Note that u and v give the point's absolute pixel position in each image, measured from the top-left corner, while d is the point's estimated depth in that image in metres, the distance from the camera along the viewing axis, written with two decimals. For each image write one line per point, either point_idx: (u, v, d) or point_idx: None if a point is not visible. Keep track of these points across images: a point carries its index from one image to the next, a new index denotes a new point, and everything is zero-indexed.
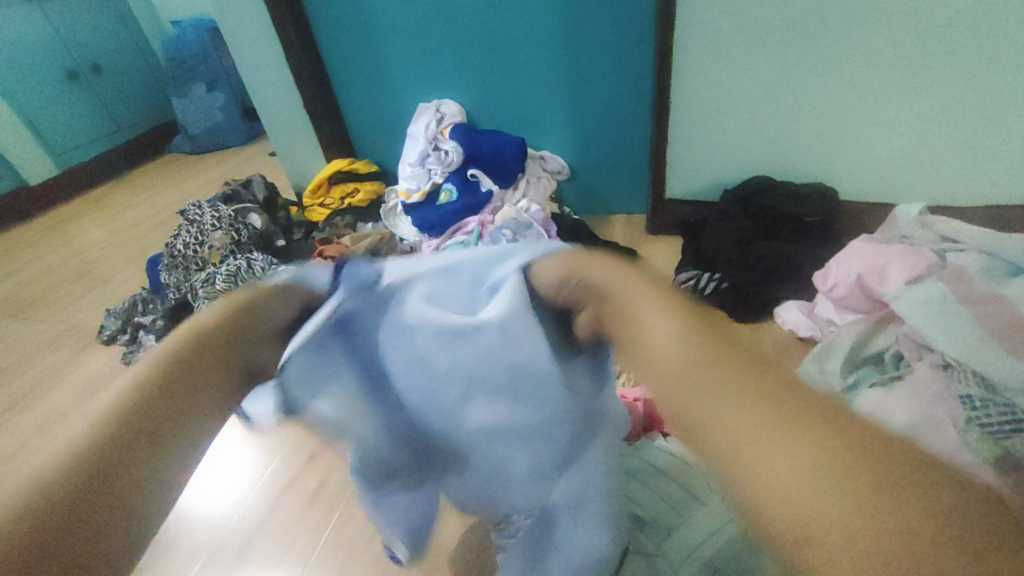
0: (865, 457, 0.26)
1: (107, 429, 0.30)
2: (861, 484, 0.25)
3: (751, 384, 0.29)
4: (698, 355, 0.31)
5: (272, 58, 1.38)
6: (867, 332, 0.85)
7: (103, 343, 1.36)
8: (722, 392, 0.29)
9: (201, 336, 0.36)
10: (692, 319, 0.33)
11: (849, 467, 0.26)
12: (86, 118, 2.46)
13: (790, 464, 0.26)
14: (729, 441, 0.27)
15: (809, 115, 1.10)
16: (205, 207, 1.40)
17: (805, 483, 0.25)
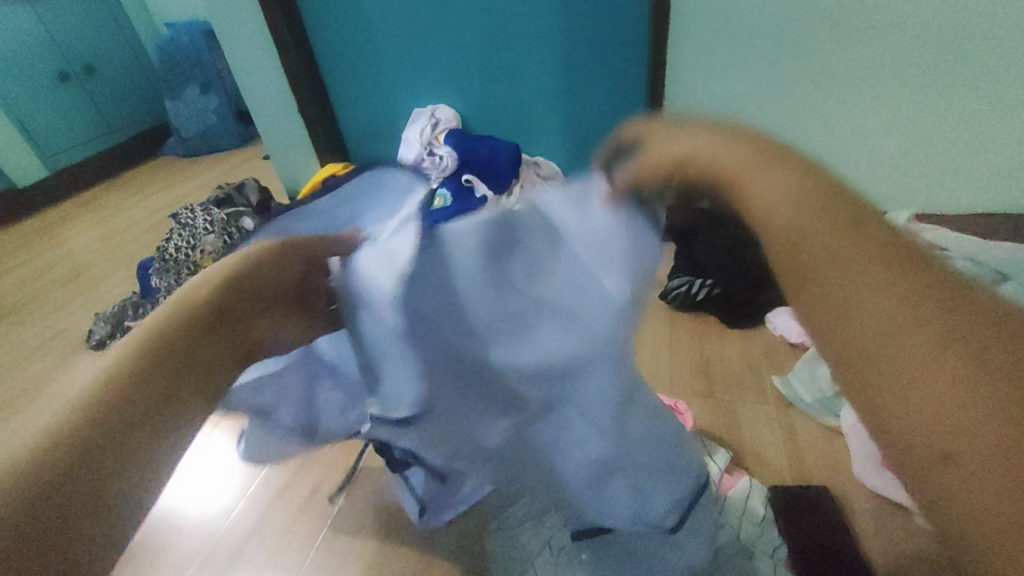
0: (952, 320, 0.27)
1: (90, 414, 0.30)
2: (952, 346, 0.26)
3: (859, 252, 0.30)
4: (811, 210, 0.32)
5: (267, 62, 1.38)
6: None
7: (93, 347, 1.35)
8: (830, 252, 0.30)
9: (194, 327, 0.36)
10: (804, 190, 0.34)
11: (936, 324, 0.26)
12: (78, 120, 2.44)
13: (868, 323, 0.28)
14: (847, 300, 0.29)
15: (800, 123, 1.11)
16: (198, 211, 1.39)
17: (888, 343, 0.27)
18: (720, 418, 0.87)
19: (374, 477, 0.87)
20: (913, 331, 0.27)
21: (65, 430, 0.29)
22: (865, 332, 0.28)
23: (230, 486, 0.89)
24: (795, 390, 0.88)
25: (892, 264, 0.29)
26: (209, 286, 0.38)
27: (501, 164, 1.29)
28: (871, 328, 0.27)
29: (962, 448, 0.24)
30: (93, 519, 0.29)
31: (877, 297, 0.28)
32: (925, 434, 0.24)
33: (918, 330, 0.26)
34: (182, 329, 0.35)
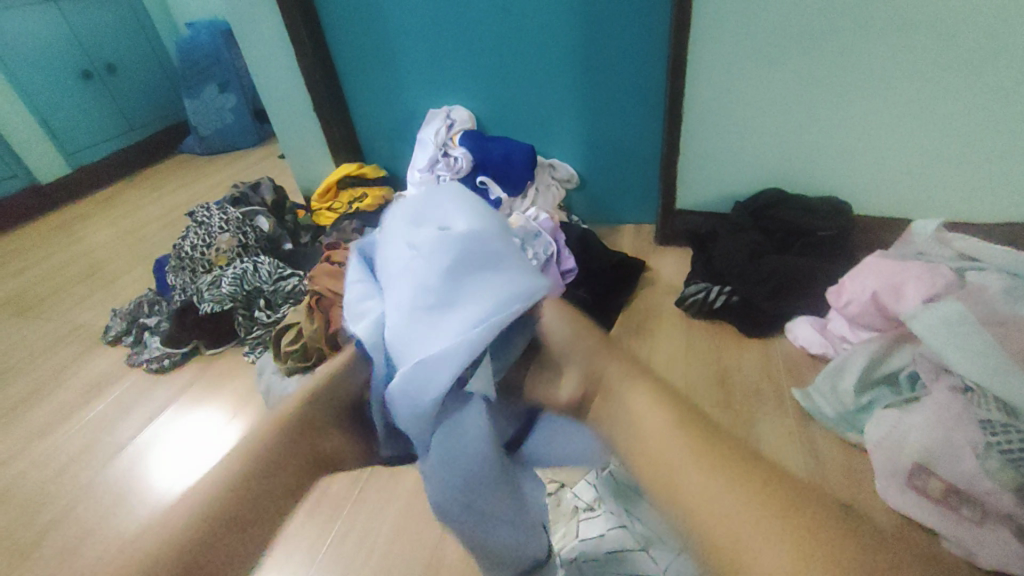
0: (745, 464, 0.34)
1: (230, 494, 0.37)
2: (739, 473, 0.33)
3: (669, 415, 0.37)
4: (644, 388, 0.40)
5: (284, 62, 1.39)
6: (881, 352, 0.83)
7: (109, 343, 1.37)
8: (646, 423, 0.37)
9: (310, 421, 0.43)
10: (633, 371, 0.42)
11: (720, 459, 0.34)
12: (100, 118, 2.48)
13: (695, 477, 0.33)
14: (649, 436, 0.37)
15: (825, 128, 1.08)
16: (213, 209, 1.39)
17: (697, 482, 0.33)
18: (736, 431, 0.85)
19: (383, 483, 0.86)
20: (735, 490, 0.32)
21: (239, 471, 0.38)
22: (711, 492, 0.32)
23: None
24: (817, 404, 0.85)
25: (693, 420, 0.37)
26: (316, 393, 0.44)
27: (517, 165, 1.27)
28: (683, 458, 0.34)
29: (732, 544, 0.30)
30: (233, 551, 0.36)
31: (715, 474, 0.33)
32: (709, 526, 0.31)
33: (715, 469, 0.33)
34: (305, 424, 0.43)
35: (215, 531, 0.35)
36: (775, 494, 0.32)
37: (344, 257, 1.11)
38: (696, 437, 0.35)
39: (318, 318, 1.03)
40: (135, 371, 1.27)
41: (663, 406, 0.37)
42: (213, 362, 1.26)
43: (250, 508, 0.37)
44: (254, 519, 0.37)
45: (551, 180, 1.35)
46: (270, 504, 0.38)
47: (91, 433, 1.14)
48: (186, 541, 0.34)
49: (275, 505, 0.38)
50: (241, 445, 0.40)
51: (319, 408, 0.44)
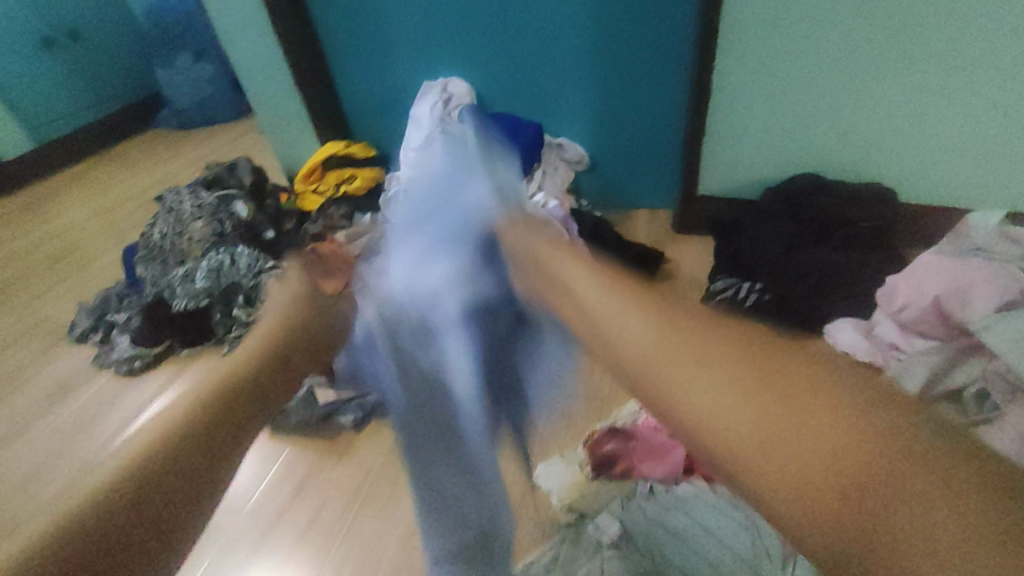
0: (880, 448, 0.36)
1: (160, 455, 0.38)
2: (861, 453, 0.36)
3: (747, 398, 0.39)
4: (730, 377, 0.40)
5: (259, 27, 1.23)
6: (942, 365, 0.73)
7: (74, 341, 1.25)
8: (728, 405, 0.39)
9: (250, 376, 0.45)
10: (656, 336, 0.43)
11: (827, 436, 0.37)
12: (64, 88, 2.28)
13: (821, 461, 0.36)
14: (741, 437, 0.37)
15: (875, 105, 0.96)
16: (185, 194, 1.26)
17: (821, 467, 0.36)
18: None
19: (378, 512, 0.79)
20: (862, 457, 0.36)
21: (170, 445, 0.39)
22: (869, 500, 0.34)
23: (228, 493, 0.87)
24: None
25: (786, 389, 0.39)
26: (248, 357, 0.46)
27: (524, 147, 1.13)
28: (815, 463, 0.36)
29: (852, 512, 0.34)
30: (167, 523, 0.37)
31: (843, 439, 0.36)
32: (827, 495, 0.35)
33: (838, 460, 0.36)
34: (236, 385, 0.44)
35: (124, 516, 0.36)
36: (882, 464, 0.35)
37: None
38: (788, 412, 0.38)
39: None
40: (103, 374, 1.16)
41: (740, 411, 0.38)
42: (189, 365, 1.14)
43: (202, 444, 0.40)
44: (187, 484, 0.39)
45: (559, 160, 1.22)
46: (251, 412, 0.44)
47: (53, 445, 1.03)
48: (105, 510, 0.35)
49: (204, 458, 0.40)
50: (180, 397, 0.42)
51: (285, 351, 0.47)
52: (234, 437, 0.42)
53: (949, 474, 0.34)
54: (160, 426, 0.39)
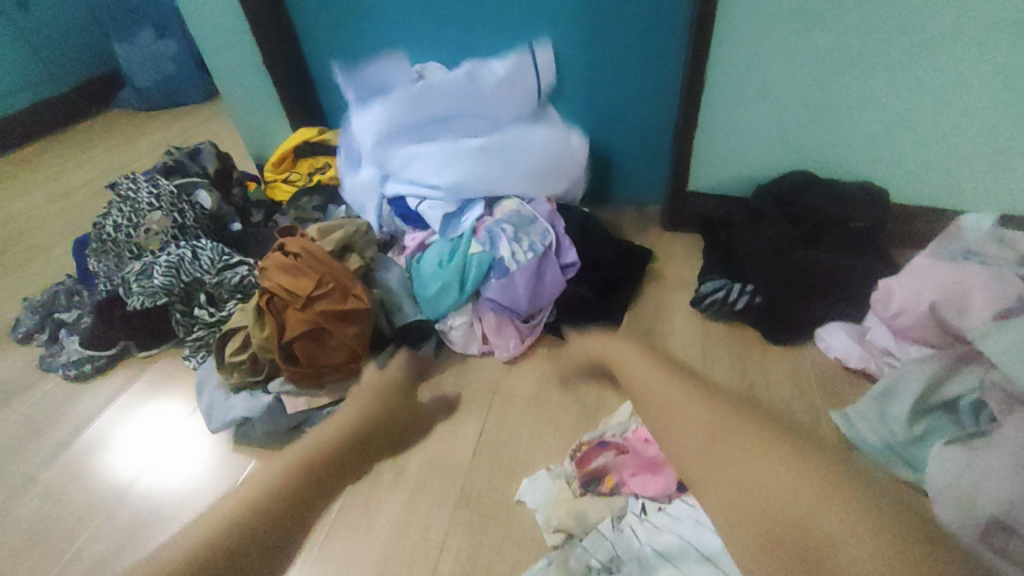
0: (823, 465, 0.51)
1: (264, 492, 0.58)
2: (796, 463, 0.51)
3: (770, 456, 0.52)
4: (711, 433, 0.57)
5: (224, 2, 1.14)
6: (939, 375, 0.71)
7: (18, 341, 1.15)
8: (741, 454, 0.53)
9: (311, 462, 0.65)
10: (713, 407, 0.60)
11: (751, 443, 0.54)
12: (12, 63, 2.12)
13: (766, 472, 0.51)
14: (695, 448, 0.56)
15: (871, 102, 0.93)
16: (141, 180, 1.15)
17: (773, 482, 0.50)
18: None
19: (351, 532, 0.74)
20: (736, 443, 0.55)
21: (236, 532, 0.53)
22: (660, 419, 0.61)
23: (191, 507, 0.82)
24: (858, 431, 0.74)
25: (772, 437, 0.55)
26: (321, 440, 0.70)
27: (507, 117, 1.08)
28: (752, 465, 0.52)
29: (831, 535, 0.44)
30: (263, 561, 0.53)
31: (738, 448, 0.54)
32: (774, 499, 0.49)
33: (750, 450, 0.53)
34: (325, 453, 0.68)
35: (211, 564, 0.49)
36: (814, 481, 0.49)
37: (299, 248, 0.89)
38: (783, 458, 0.52)
39: (269, 325, 0.85)
40: (51, 376, 1.07)
41: (785, 475, 0.50)
42: (147, 367, 1.07)
43: (272, 523, 0.55)
44: (266, 545, 0.54)
45: (561, 153, 1.08)
46: (327, 487, 0.65)
47: None
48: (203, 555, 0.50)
49: (308, 498, 0.61)
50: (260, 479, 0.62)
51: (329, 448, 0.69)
52: (328, 479, 0.65)
53: (819, 474, 0.50)
54: (274, 475, 0.62)
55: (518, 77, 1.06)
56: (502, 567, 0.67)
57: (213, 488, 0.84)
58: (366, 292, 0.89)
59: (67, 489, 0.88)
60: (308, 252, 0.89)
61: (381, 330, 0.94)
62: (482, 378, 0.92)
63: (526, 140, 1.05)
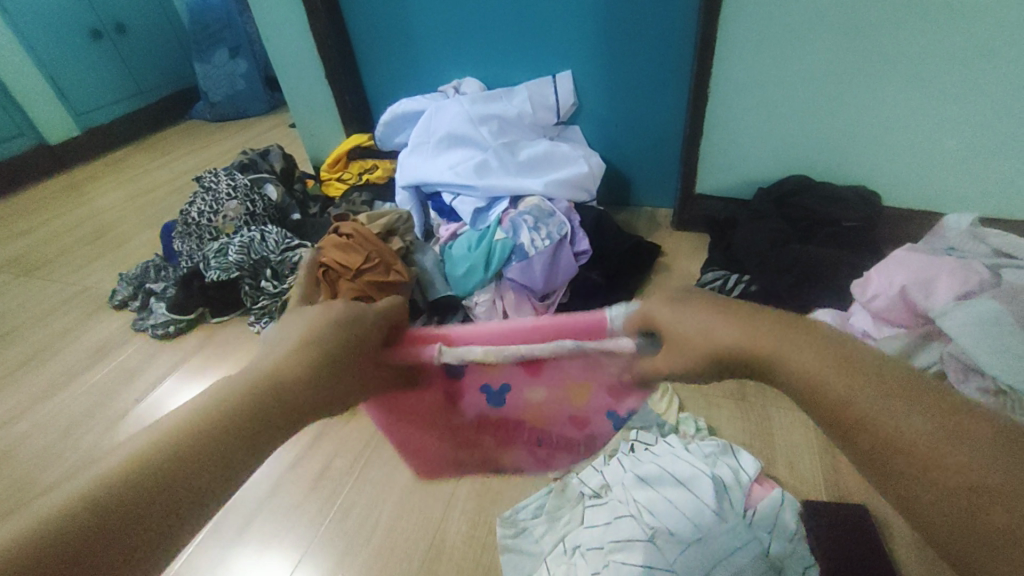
0: (957, 430, 0.32)
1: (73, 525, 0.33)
2: (931, 412, 0.33)
3: (919, 406, 0.33)
4: (826, 365, 0.36)
5: (297, 26, 1.33)
6: (907, 348, 0.79)
7: (114, 307, 1.36)
8: (844, 385, 0.35)
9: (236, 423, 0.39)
10: (802, 333, 0.39)
11: (877, 399, 0.34)
12: (110, 80, 2.44)
13: (912, 422, 0.33)
14: (813, 377, 0.37)
15: (861, 114, 1.02)
16: (221, 175, 1.36)
17: (916, 433, 0.32)
18: (753, 425, 0.83)
19: (385, 460, 0.88)
20: (931, 432, 0.32)
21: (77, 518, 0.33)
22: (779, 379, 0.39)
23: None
24: None
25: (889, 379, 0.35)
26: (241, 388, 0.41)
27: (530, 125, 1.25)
28: (903, 411, 0.33)
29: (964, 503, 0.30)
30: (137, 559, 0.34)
31: (929, 426, 0.32)
32: (914, 495, 0.32)
33: (864, 392, 0.35)
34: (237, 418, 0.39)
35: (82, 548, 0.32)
36: (956, 431, 0.32)
37: (352, 229, 1.06)
38: (921, 407, 0.33)
39: (324, 291, 1.01)
40: (141, 337, 1.27)
41: (914, 419, 0.33)
42: (218, 332, 1.25)
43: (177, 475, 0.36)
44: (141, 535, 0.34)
45: (579, 168, 1.20)
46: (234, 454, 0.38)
47: (93, 397, 1.14)
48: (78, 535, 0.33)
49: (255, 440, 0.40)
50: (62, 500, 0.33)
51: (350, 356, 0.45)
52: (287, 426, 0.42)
53: (955, 421, 0.32)
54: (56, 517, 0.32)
55: (539, 100, 1.25)
56: (509, 493, 0.79)
57: None
58: (405, 269, 1.05)
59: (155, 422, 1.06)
60: (359, 233, 1.06)
61: (416, 302, 1.09)
62: None
63: (551, 150, 1.21)
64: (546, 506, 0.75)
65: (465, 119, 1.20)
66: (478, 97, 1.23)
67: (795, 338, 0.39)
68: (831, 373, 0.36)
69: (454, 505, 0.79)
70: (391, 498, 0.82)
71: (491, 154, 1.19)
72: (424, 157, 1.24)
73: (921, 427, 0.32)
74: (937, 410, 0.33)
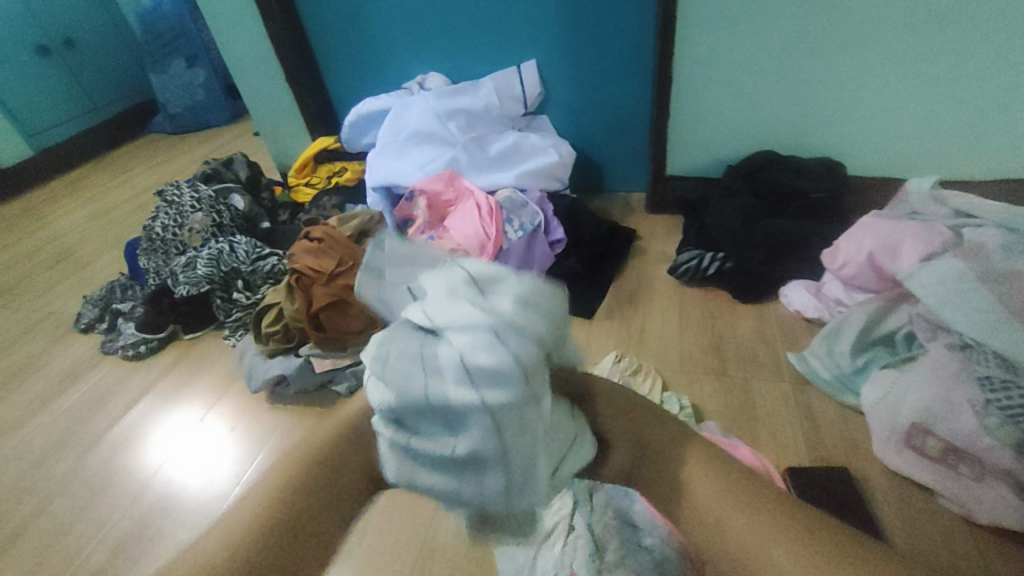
0: (774, 526, 0.39)
1: None
2: (771, 520, 0.39)
3: (761, 516, 0.40)
4: (724, 491, 0.42)
5: (251, 28, 1.30)
6: (878, 312, 0.81)
7: (81, 331, 1.32)
8: (713, 507, 0.42)
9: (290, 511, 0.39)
10: (723, 472, 0.43)
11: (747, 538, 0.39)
12: (63, 97, 2.35)
13: (759, 539, 0.39)
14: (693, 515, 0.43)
15: (819, 87, 1.04)
16: (184, 187, 1.32)
17: (771, 552, 0.38)
18: (735, 399, 0.84)
19: None
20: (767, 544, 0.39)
21: None
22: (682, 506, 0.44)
23: (235, 455, 0.96)
24: (811, 366, 0.84)
25: (751, 490, 0.42)
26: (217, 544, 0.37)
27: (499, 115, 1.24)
28: (748, 547, 0.39)
29: None
30: None
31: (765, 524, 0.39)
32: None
33: (747, 508, 0.41)
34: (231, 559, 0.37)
35: None
36: (816, 537, 0.38)
37: (323, 233, 1.04)
38: (733, 488, 0.42)
39: (298, 299, 1.00)
40: (111, 359, 1.23)
41: (743, 525, 0.40)
42: (192, 347, 1.22)
43: None
44: None
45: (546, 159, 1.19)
46: None
47: (64, 425, 1.10)
48: None
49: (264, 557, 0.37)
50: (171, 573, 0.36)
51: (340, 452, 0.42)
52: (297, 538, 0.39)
53: (808, 530, 0.38)
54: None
55: (504, 91, 1.24)
56: None
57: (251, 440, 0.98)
58: None
59: (130, 446, 1.03)
60: (330, 236, 1.04)
61: None
62: None
63: (520, 142, 1.19)
64: None
65: (433, 116, 1.18)
66: (443, 92, 1.21)
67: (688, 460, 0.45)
68: (693, 485, 0.43)
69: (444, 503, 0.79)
70: (381, 503, 0.81)
71: (461, 149, 1.17)
72: (392, 158, 1.20)
73: (761, 553, 0.38)
74: (736, 492, 0.42)
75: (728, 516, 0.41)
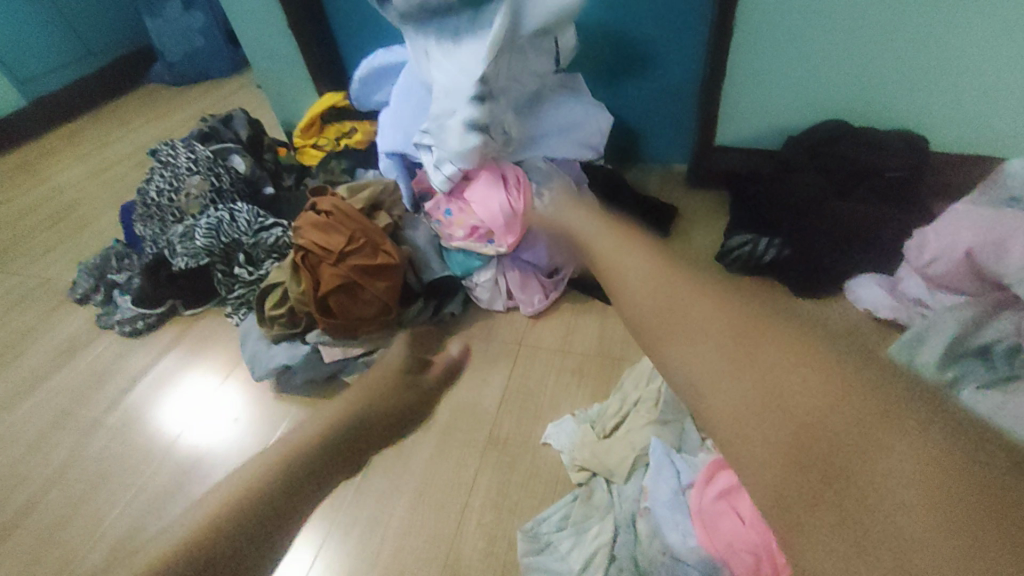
0: (852, 412, 0.32)
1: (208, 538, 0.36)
2: (859, 403, 0.33)
3: (822, 381, 0.34)
4: (741, 348, 0.38)
5: None
6: (973, 320, 0.70)
7: (78, 301, 1.24)
8: (773, 370, 0.36)
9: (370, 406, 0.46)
10: (800, 346, 0.37)
11: (832, 422, 0.32)
12: (54, 41, 2.19)
13: (813, 399, 0.34)
14: (744, 404, 0.36)
15: (908, 47, 0.89)
16: (180, 147, 1.20)
17: (831, 420, 0.32)
18: None
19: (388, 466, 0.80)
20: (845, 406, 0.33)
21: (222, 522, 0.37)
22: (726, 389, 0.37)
23: (238, 448, 0.89)
24: None
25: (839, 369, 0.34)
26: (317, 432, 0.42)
27: None
28: (799, 394, 0.34)
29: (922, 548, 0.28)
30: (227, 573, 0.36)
31: (830, 394, 0.33)
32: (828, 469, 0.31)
33: (827, 376, 0.34)
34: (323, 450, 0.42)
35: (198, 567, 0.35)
36: (878, 411, 0.32)
37: (331, 206, 0.93)
38: (816, 368, 0.35)
39: (304, 280, 0.90)
40: (109, 333, 1.16)
41: (814, 384, 0.34)
42: (194, 324, 1.13)
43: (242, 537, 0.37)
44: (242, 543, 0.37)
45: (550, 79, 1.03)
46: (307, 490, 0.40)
47: (62, 403, 1.03)
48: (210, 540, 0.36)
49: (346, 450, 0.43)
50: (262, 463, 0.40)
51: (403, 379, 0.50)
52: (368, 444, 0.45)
53: (885, 408, 0.32)
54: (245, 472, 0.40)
55: None
56: (530, 500, 0.71)
57: (258, 432, 0.91)
58: (395, 248, 0.93)
59: (128, 430, 0.96)
60: (340, 210, 0.93)
61: (409, 285, 0.97)
62: (507, 332, 0.95)
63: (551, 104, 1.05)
64: (571, 516, 0.67)
65: None
66: None
67: (765, 337, 0.38)
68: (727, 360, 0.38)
69: (466, 518, 0.71)
70: (398, 511, 0.73)
71: None
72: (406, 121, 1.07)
73: (817, 410, 0.33)
74: (833, 386, 0.34)
75: (788, 379, 0.35)
